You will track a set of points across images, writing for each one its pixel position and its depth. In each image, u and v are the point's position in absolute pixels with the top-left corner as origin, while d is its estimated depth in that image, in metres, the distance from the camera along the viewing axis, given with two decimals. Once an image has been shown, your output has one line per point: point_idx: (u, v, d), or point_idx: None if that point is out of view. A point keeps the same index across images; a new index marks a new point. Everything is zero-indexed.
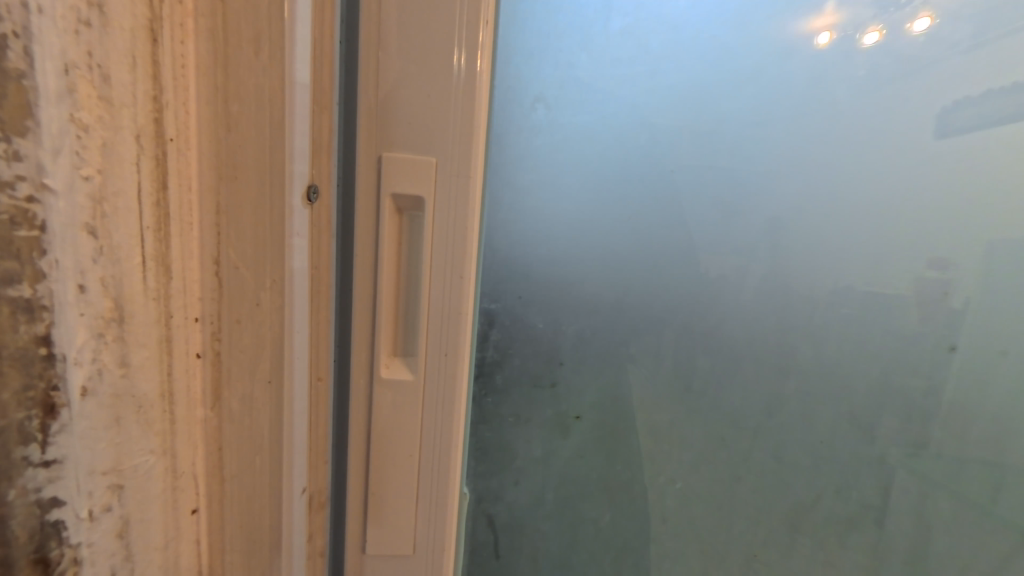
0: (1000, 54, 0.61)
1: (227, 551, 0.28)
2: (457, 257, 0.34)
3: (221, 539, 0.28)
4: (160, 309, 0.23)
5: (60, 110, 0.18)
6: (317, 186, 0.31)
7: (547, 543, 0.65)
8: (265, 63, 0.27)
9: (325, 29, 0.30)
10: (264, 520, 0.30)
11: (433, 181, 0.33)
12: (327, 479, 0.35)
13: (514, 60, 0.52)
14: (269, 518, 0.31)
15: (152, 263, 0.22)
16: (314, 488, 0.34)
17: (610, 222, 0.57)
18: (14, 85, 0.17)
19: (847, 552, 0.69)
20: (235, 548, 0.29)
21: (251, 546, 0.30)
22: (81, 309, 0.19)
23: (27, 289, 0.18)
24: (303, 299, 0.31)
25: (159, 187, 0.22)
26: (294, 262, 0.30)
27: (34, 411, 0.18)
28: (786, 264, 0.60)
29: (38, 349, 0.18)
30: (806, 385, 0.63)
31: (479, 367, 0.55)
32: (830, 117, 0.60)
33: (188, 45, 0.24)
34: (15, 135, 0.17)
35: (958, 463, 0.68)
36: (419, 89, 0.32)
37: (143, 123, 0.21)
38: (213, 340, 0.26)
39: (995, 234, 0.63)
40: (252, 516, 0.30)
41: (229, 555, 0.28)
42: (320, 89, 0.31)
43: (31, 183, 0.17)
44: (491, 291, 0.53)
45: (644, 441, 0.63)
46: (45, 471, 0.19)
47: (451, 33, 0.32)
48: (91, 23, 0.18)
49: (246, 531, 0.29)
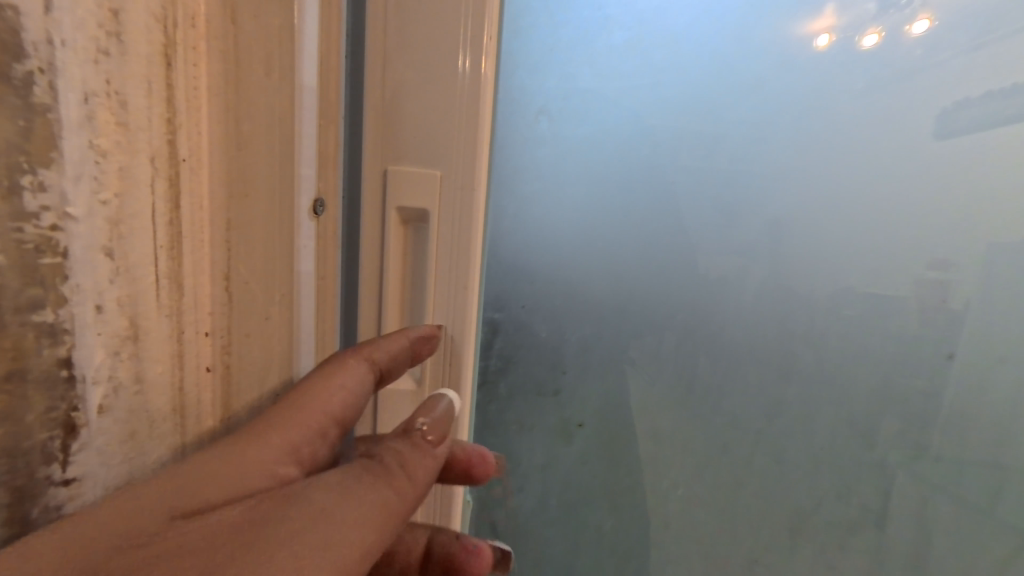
0: (997, 56, 0.61)
1: (306, 432, 0.31)
2: (462, 264, 0.36)
3: (297, 416, 0.31)
4: (173, 323, 0.25)
5: (80, 138, 0.19)
6: (323, 199, 0.35)
7: (549, 548, 0.66)
8: (276, 82, 0.30)
9: (333, 44, 0.33)
10: (337, 403, 0.33)
11: (438, 193, 0.34)
12: (402, 346, 0.35)
13: (519, 72, 0.53)
14: (343, 400, 0.33)
15: (165, 281, 0.24)
16: (382, 368, 0.35)
17: (612, 230, 0.57)
18: (40, 118, 0.18)
19: (848, 558, 0.70)
20: (313, 432, 0.32)
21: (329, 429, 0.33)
22: (98, 329, 0.21)
23: (49, 314, 0.19)
24: (309, 302, 0.35)
25: (172, 207, 0.24)
26: (302, 265, 0.34)
27: (56, 432, 0.20)
28: (785, 269, 0.61)
29: (60, 371, 0.20)
30: (806, 391, 0.63)
31: (484, 375, 0.57)
32: (834, 124, 0.59)
33: (201, 66, 0.25)
34: (40, 166, 0.18)
35: (959, 467, 0.68)
36: (424, 104, 0.34)
37: (158, 146, 0.22)
38: (223, 352, 0.28)
39: (992, 237, 0.63)
40: (322, 392, 0.32)
41: (312, 438, 0.32)
42: (328, 101, 0.34)
43: (54, 213, 0.19)
44: (496, 300, 0.55)
45: (646, 447, 0.63)
46: (65, 489, 0.21)
47: (456, 48, 0.33)
48: (110, 52, 0.20)
49: (325, 407, 0.32)
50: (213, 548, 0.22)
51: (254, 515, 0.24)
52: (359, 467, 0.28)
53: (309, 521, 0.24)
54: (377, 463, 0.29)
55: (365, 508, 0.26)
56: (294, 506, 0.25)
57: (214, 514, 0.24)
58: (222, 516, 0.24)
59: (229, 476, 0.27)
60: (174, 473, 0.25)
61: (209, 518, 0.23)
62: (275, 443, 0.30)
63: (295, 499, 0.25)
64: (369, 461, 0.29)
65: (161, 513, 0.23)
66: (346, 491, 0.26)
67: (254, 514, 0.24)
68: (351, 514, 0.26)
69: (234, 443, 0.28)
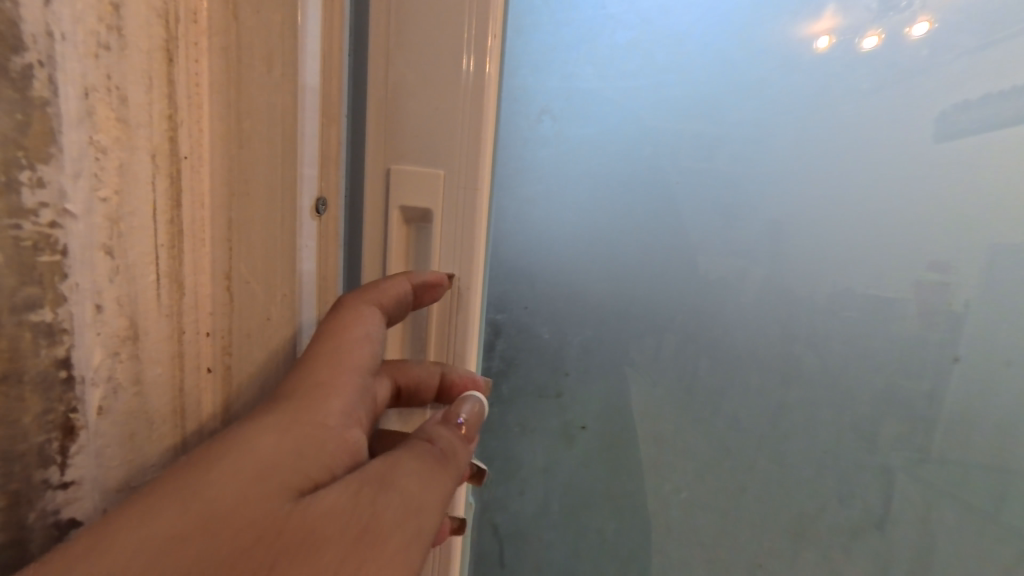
0: (1001, 58, 0.61)
1: (358, 391, 0.30)
2: (465, 265, 0.36)
3: (343, 377, 0.29)
4: (173, 324, 0.25)
5: (79, 134, 0.19)
6: (325, 198, 0.34)
7: (551, 552, 0.66)
8: (278, 78, 0.29)
9: (335, 43, 0.33)
10: (369, 355, 0.31)
11: (441, 194, 0.34)
12: (404, 289, 0.34)
13: (519, 73, 0.54)
14: (373, 350, 0.31)
15: (165, 280, 0.24)
16: (388, 310, 0.33)
17: (614, 232, 0.56)
18: (39, 112, 0.18)
19: (852, 563, 0.69)
20: (360, 391, 0.30)
21: (369, 388, 0.31)
22: (97, 329, 0.21)
23: (48, 313, 0.19)
24: (311, 302, 0.35)
25: (172, 206, 0.24)
26: (303, 265, 0.33)
27: (53, 434, 0.20)
28: (787, 272, 0.60)
29: (57, 372, 0.20)
30: (809, 394, 0.63)
31: (485, 376, 0.57)
32: (836, 125, 0.59)
33: (202, 62, 0.24)
34: (37, 163, 0.18)
35: (965, 471, 0.68)
36: (427, 103, 0.33)
37: (158, 143, 0.22)
38: (223, 353, 0.28)
39: (996, 239, 0.63)
40: (353, 347, 0.31)
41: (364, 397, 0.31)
42: (329, 101, 0.33)
43: (53, 209, 0.19)
44: (499, 300, 0.55)
45: (648, 451, 0.63)
46: (62, 493, 0.21)
47: (460, 46, 0.33)
48: (110, 46, 0.20)
49: (360, 363, 0.31)
50: (337, 536, 0.22)
51: (358, 498, 0.24)
52: (422, 451, 0.28)
53: (408, 503, 0.25)
54: (438, 448, 0.29)
55: (436, 495, 0.27)
56: (392, 491, 0.25)
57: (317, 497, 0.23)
58: (329, 500, 0.23)
59: (308, 456, 0.25)
60: (257, 462, 0.23)
61: (316, 501, 0.23)
62: (334, 410, 0.28)
63: (391, 484, 0.25)
64: (428, 445, 0.29)
65: (264, 505, 0.22)
66: (426, 477, 0.27)
67: (359, 497, 0.24)
68: (436, 499, 0.27)
69: (299, 419, 0.26)
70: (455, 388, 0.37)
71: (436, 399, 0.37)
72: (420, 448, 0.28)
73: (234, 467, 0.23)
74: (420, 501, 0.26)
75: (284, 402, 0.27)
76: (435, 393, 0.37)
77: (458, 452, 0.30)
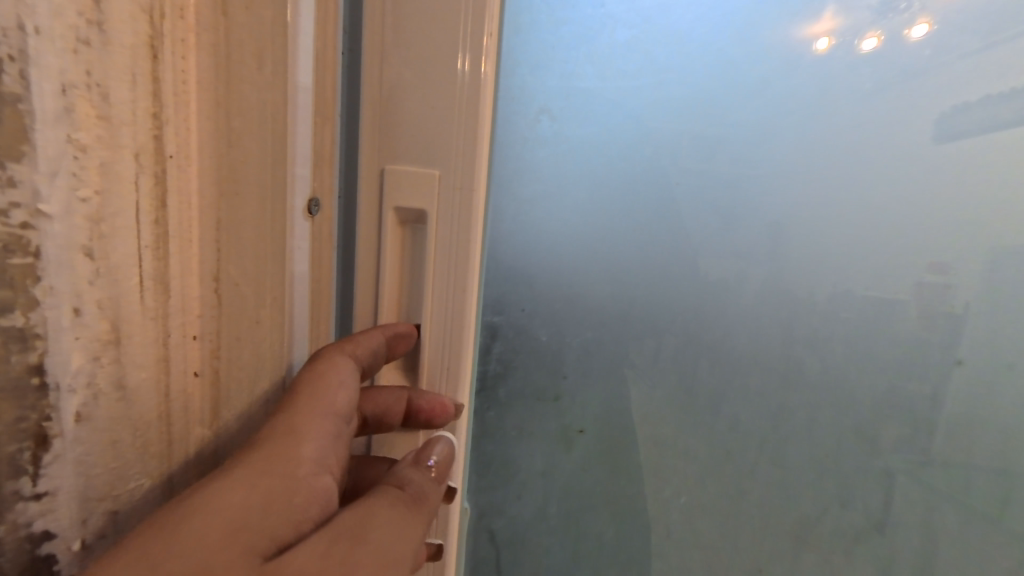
0: (1001, 60, 0.61)
1: (328, 438, 0.31)
2: (460, 267, 0.35)
3: (313, 423, 0.30)
4: (158, 328, 0.24)
5: (57, 132, 0.19)
6: (318, 199, 0.34)
7: (549, 558, 0.65)
8: (268, 77, 0.29)
9: (328, 41, 0.33)
10: (344, 402, 0.32)
11: (437, 195, 0.34)
12: (378, 341, 0.35)
13: (519, 69, 0.52)
14: (348, 398, 0.32)
15: (150, 282, 0.24)
16: (363, 361, 0.34)
17: (614, 235, 0.56)
18: (10, 110, 0.18)
19: (855, 568, 0.69)
20: (330, 436, 0.31)
21: (341, 431, 0.32)
22: (76, 333, 0.21)
23: (20, 318, 0.19)
24: (302, 303, 0.34)
25: (158, 206, 0.24)
26: (294, 267, 0.33)
27: (26, 443, 0.20)
28: (788, 273, 0.60)
29: (31, 379, 0.20)
30: (811, 397, 0.62)
31: (483, 380, 0.55)
32: (836, 127, 0.58)
33: (189, 59, 0.24)
34: (8, 161, 0.18)
35: (967, 474, 0.67)
36: (422, 102, 0.33)
37: (143, 142, 0.22)
38: (212, 357, 0.28)
39: (997, 241, 0.62)
40: (328, 393, 0.31)
41: (334, 442, 0.31)
42: (323, 99, 0.33)
43: (26, 210, 0.19)
44: (495, 302, 0.54)
45: (647, 454, 0.62)
46: (36, 504, 0.21)
47: (456, 43, 0.32)
48: (91, 41, 0.20)
49: (333, 409, 0.31)
50: None
51: (329, 559, 0.24)
52: (395, 496, 0.29)
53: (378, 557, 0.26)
54: (410, 491, 0.31)
55: (408, 541, 0.28)
56: (363, 546, 0.26)
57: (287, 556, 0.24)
58: (298, 561, 0.23)
59: (276, 512, 0.25)
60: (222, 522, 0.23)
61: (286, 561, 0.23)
62: (303, 459, 0.28)
63: (361, 537, 0.26)
64: (401, 490, 0.30)
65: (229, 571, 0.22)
66: (398, 525, 0.28)
67: (328, 554, 0.24)
68: (407, 546, 0.28)
69: (267, 471, 0.27)
70: (423, 412, 0.37)
71: (406, 422, 0.37)
72: (394, 492, 0.30)
73: (193, 531, 0.23)
74: (392, 549, 0.27)
75: (251, 453, 0.27)
76: (403, 417, 0.37)
77: (430, 495, 0.32)
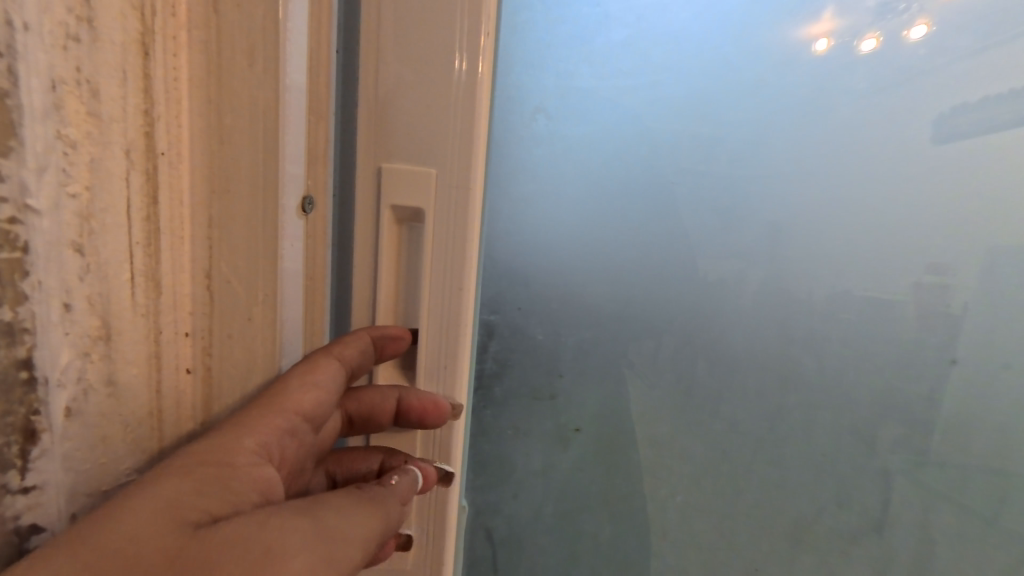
0: (999, 61, 0.61)
1: (276, 433, 0.30)
2: (456, 266, 0.35)
3: (264, 419, 0.30)
4: (149, 324, 0.25)
5: (46, 128, 0.19)
6: (312, 197, 0.34)
7: (545, 558, 0.65)
8: (259, 73, 0.29)
9: (323, 40, 0.33)
10: (310, 402, 0.32)
11: (432, 193, 0.34)
12: (366, 343, 0.36)
13: (513, 71, 0.53)
14: (319, 399, 0.33)
15: (141, 278, 0.24)
16: (350, 364, 0.35)
17: (610, 235, 0.56)
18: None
19: (851, 569, 0.69)
20: (279, 433, 0.31)
21: (295, 429, 0.32)
22: (65, 328, 0.21)
23: (7, 312, 0.19)
24: (296, 300, 0.35)
25: (149, 202, 0.24)
26: (286, 263, 0.33)
27: (14, 437, 0.20)
28: (785, 272, 0.60)
29: (19, 373, 0.20)
30: (808, 397, 0.62)
31: (478, 378, 0.56)
32: (833, 127, 0.58)
33: (180, 57, 0.25)
34: None
35: (964, 475, 0.67)
36: (417, 101, 0.33)
37: (133, 138, 0.23)
38: (204, 355, 0.28)
39: (994, 243, 0.62)
40: (292, 391, 0.32)
41: (281, 439, 0.31)
42: (316, 98, 0.33)
43: (13, 205, 0.19)
44: (491, 300, 0.54)
45: (644, 453, 0.63)
46: (24, 498, 0.21)
47: (451, 43, 0.32)
48: (80, 37, 0.20)
49: (295, 407, 0.32)
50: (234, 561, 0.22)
51: (265, 526, 0.24)
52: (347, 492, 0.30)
53: (319, 531, 0.26)
54: (363, 490, 0.30)
55: (355, 526, 0.28)
56: (304, 518, 0.25)
57: (220, 529, 0.23)
58: (231, 530, 0.23)
59: (213, 492, 0.25)
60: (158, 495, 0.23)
61: (219, 534, 0.23)
62: (247, 448, 0.28)
63: (304, 511, 0.26)
64: (356, 490, 0.30)
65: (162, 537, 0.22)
66: (347, 509, 0.28)
67: (265, 522, 0.24)
68: (355, 531, 0.27)
69: (207, 454, 0.26)
70: (414, 410, 0.37)
71: (397, 421, 0.37)
72: (347, 489, 0.30)
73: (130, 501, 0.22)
74: (335, 528, 0.26)
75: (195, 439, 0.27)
76: (393, 415, 0.37)
77: (388, 497, 0.31)
